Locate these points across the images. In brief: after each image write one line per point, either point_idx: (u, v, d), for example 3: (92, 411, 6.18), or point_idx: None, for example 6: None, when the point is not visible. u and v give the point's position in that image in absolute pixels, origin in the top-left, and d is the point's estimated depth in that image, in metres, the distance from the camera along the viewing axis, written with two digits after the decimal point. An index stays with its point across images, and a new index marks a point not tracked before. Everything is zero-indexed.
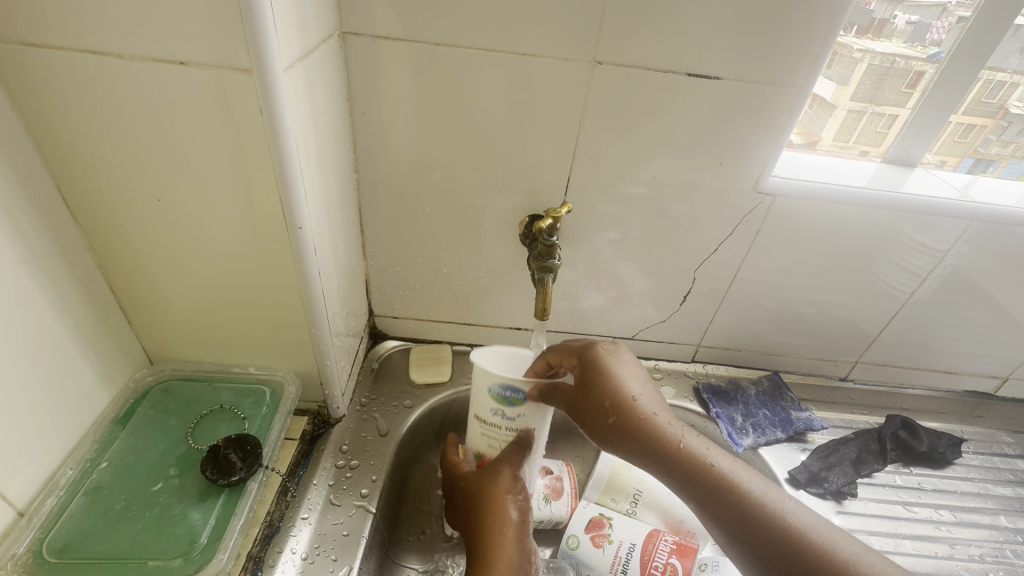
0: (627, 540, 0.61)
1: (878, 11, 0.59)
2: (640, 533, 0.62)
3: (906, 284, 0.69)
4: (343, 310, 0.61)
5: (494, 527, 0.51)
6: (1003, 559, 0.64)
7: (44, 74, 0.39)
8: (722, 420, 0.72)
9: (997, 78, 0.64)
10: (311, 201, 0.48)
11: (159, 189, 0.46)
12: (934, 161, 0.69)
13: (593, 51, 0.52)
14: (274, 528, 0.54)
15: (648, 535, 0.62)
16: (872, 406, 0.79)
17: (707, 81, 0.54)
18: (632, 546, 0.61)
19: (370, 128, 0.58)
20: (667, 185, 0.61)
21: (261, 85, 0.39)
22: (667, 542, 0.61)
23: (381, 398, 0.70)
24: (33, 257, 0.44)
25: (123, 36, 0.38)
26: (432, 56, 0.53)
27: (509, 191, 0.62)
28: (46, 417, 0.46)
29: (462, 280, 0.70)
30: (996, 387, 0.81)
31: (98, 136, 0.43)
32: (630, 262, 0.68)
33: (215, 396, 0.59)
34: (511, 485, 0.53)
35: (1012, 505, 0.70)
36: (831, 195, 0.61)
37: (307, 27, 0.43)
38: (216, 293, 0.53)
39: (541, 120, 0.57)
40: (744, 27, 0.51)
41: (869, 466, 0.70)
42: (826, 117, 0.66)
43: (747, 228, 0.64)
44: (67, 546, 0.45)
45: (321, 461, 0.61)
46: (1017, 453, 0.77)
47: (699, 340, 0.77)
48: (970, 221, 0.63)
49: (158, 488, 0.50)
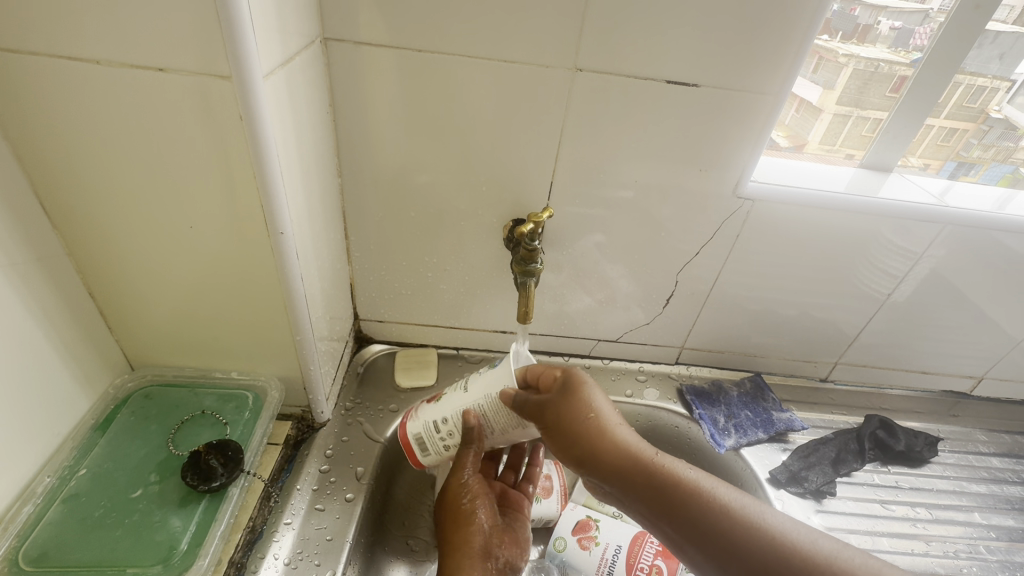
0: (613, 542, 0.62)
1: (862, 17, 0.62)
2: (625, 536, 0.62)
3: (884, 285, 0.70)
4: (326, 314, 0.61)
5: (460, 527, 0.51)
6: (977, 555, 0.66)
7: (17, 79, 0.39)
8: (705, 421, 0.73)
9: (978, 82, 0.65)
10: (293, 205, 0.48)
11: (137, 194, 0.45)
12: (916, 164, 0.71)
13: (574, 58, 0.53)
14: (257, 533, 0.54)
15: (634, 536, 0.62)
16: (853, 406, 0.80)
17: (686, 88, 0.55)
18: (619, 547, 0.62)
19: (354, 133, 0.58)
20: (650, 189, 0.62)
21: (239, 91, 0.39)
22: (653, 544, 0.62)
23: (366, 402, 0.70)
24: (9, 265, 0.43)
25: (101, 41, 0.38)
26: (416, 62, 0.54)
27: (492, 195, 0.62)
28: (23, 424, 0.46)
29: (447, 283, 0.70)
30: (973, 387, 0.83)
31: (74, 141, 0.42)
32: (615, 265, 0.68)
33: (197, 401, 0.59)
34: (475, 488, 0.52)
35: (986, 501, 0.71)
36: (808, 199, 0.62)
37: (288, 32, 0.44)
38: (196, 298, 0.53)
39: (523, 126, 0.57)
40: (723, 35, 0.52)
41: (847, 465, 0.71)
42: (812, 120, 0.67)
43: (727, 232, 0.65)
44: (44, 555, 0.45)
45: (306, 466, 0.61)
46: (992, 451, 0.78)
47: (682, 342, 0.78)
48: (944, 226, 0.64)
49: (138, 494, 0.50)
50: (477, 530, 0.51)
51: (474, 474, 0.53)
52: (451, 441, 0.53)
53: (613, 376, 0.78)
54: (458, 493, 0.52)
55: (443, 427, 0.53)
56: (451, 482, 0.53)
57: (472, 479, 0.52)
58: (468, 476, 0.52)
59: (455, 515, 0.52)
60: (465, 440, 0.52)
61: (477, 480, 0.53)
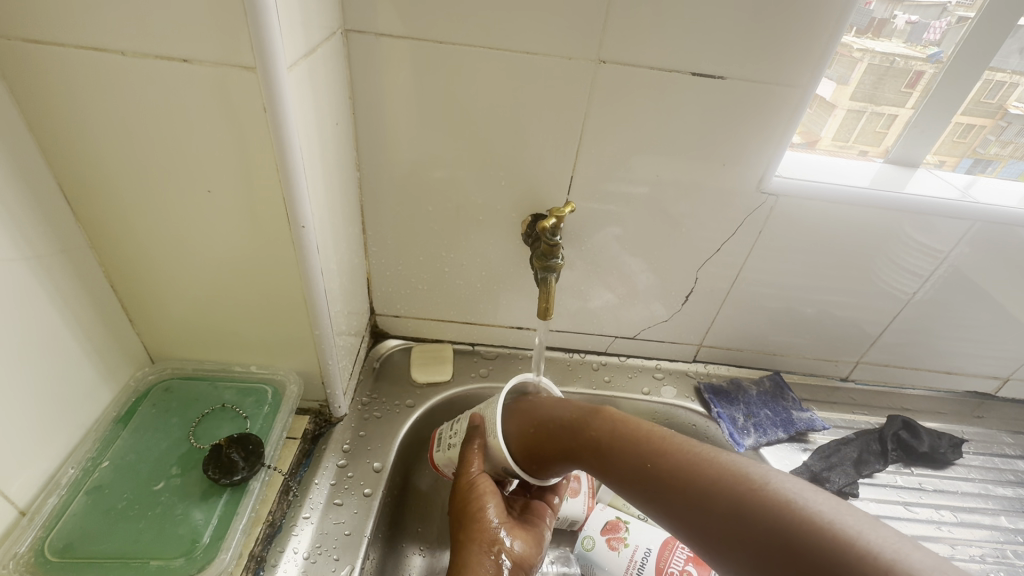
0: (642, 544, 0.62)
1: (878, 11, 0.60)
2: (655, 540, 0.62)
3: (908, 284, 0.69)
4: (344, 309, 0.61)
5: (471, 524, 0.51)
6: (1004, 559, 0.65)
7: (44, 70, 0.39)
8: (723, 420, 0.72)
9: (997, 78, 0.64)
10: (314, 199, 0.48)
11: (157, 187, 0.45)
12: (934, 161, 0.69)
13: (598, 49, 0.52)
14: (276, 528, 0.54)
15: (664, 541, 0.62)
16: (872, 406, 0.79)
17: (709, 80, 0.54)
18: (648, 550, 0.61)
19: (372, 126, 0.58)
20: (670, 184, 0.61)
21: (264, 82, 0.39)
22: (683, 550, 0.61)
23: (381, 398, 0.70)
24: (33, 256, 0.43)
25: (127, 31, 0.37)
26: (437, 55, 0.53)
27: (512, 191, 0.62)
28: (47, 415, 0.46)
29: (464, 279, 0.70)
30: (996, 388, 0.82)
31: (99, 133, 0.42)
32: (633, 259, 0.67)
33: (216, 394, 0.59)
34: (490, 487, 0.53)
35: (1013, 505, 0.70)
36: (833, 195, 0.61)
37: (309, 23, 0.43)
38: (216, 292, 0.53)
39: (544, 120, 0.57)
40: (748, 27, 0.51)
41: (869, 466, 0.70)
42: (825, 116, 0.66)
43: (750, 228, 0.64)
44: (69, 546, 0.45)
45: (324, 461, 0.61)
46: (1016, 453, 0.77)
47: (700, 340, 0.77)
48: (973, 222, 0.63)
49: (160, 487, 0.50)
50: (484, 525, 0.51)
51: (481, 471, 0.54)
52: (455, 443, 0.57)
53: (629, 374, 0.78)
54: (465, 492, 0.53)
55: (455, 428, 0.58)
56: (461, 476, 0.54)
57: (479, 476, 0.54)
58: (478, 474, 0.54)
59: (466, 509, 0.52)
60: (465, 439, 0.55)
61: (484, 476, 0.54)
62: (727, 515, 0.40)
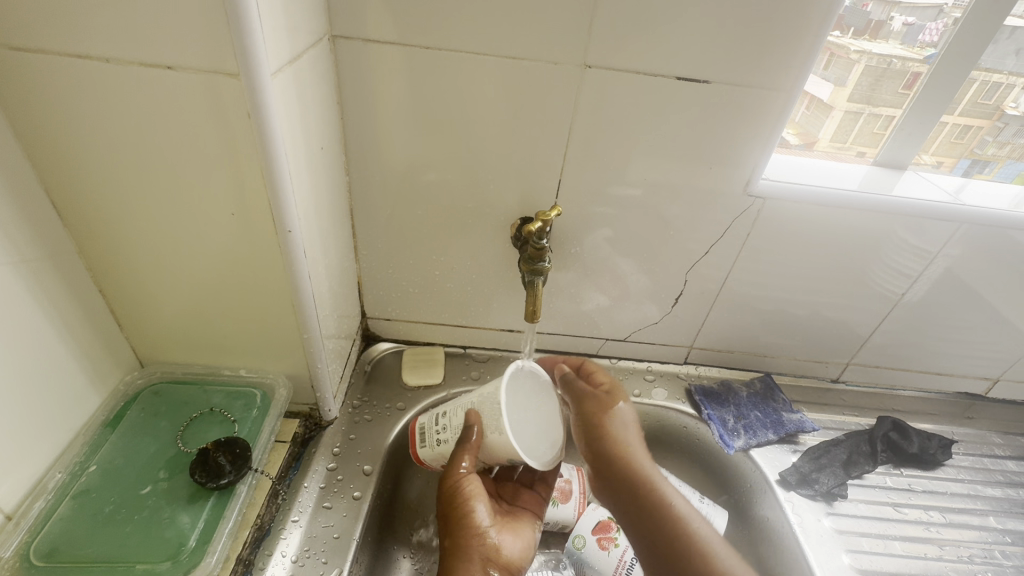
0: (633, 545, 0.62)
1: (875, 12, 0.61)
2: None
3: (899, 285, 0.69)
4: (334, 313, 0.61)
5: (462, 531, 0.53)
6: (992, 560, 0.65)
7: (30, 78, 0.39)
8: (714, 422, 0.72)
9: (993, 79, 0.64)
10: (301, 203, 0.48)
11: (142, 191, 0.46)
12: (929, 161, 0.69)
13: (584, 54, 0.52)
14: (264, 530, 0.54)
15: None
16: (864, 407, 0.79)
17: (695, 84, 0.54)
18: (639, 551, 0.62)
19: (362, 131, 0.58)
20: (658, 187, 0.61)
21: (248, 88, 0.39)
22: None
23: (372, 401, 0.70)
24: (21, 261, 0.44)
25: (111, 38, 0.38)
26: (424, 60, 0.53)
27: (500, 194, 0.62)
28: (35, 420, 0.46)
29: (455, 282, 0.70)
30: (988, 389, 0.82)
31: (85, 139, 0.43)
32: (623, 261, 0.68)
33: (205, 398, 0.59)
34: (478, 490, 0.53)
35: (1002, 506, 0.70)
36: (820, 197, 0.61)
37: (295, 30, 0.43)
38: (204, 297, 0.53)
39: (531, 125, 0.57)
40: (734, 31, 0.51)
41: (859, 468, 0.70)
42: (823, 117, 0.66)
43: (738, 230, 0.64)
44: (54, 550, 0.45)
45: (313, 463, 0.61)
46: (1008, 454, 0.77)
47: (691, 341, 0.77)
48: (961, 224, 0.63)
49: (147, 491, 0.50)
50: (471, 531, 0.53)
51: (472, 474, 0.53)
52: (444, 434, 0.54)
53: (621, 376, 0.78)
54: (456, 497, 0.53)
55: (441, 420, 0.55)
56: (448, 475, 0.53)
57: (471, 481, 0.53)
58: (468, 476, 0.53)
59: (453, 511, 0.53)
60: (459, 439, 0.53)
61: (472, 477, 0.53)
62: (657, 543, 0.61)
